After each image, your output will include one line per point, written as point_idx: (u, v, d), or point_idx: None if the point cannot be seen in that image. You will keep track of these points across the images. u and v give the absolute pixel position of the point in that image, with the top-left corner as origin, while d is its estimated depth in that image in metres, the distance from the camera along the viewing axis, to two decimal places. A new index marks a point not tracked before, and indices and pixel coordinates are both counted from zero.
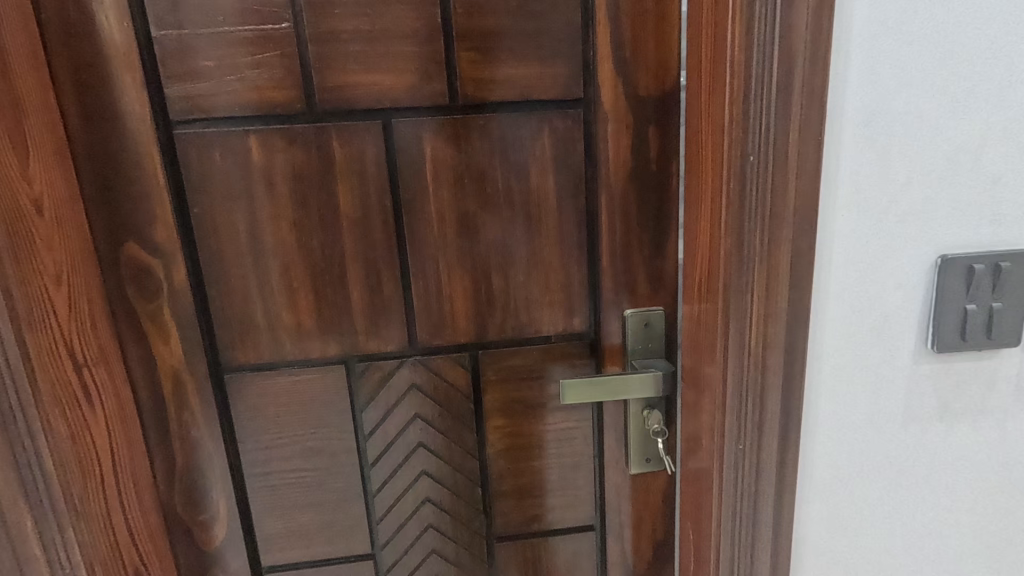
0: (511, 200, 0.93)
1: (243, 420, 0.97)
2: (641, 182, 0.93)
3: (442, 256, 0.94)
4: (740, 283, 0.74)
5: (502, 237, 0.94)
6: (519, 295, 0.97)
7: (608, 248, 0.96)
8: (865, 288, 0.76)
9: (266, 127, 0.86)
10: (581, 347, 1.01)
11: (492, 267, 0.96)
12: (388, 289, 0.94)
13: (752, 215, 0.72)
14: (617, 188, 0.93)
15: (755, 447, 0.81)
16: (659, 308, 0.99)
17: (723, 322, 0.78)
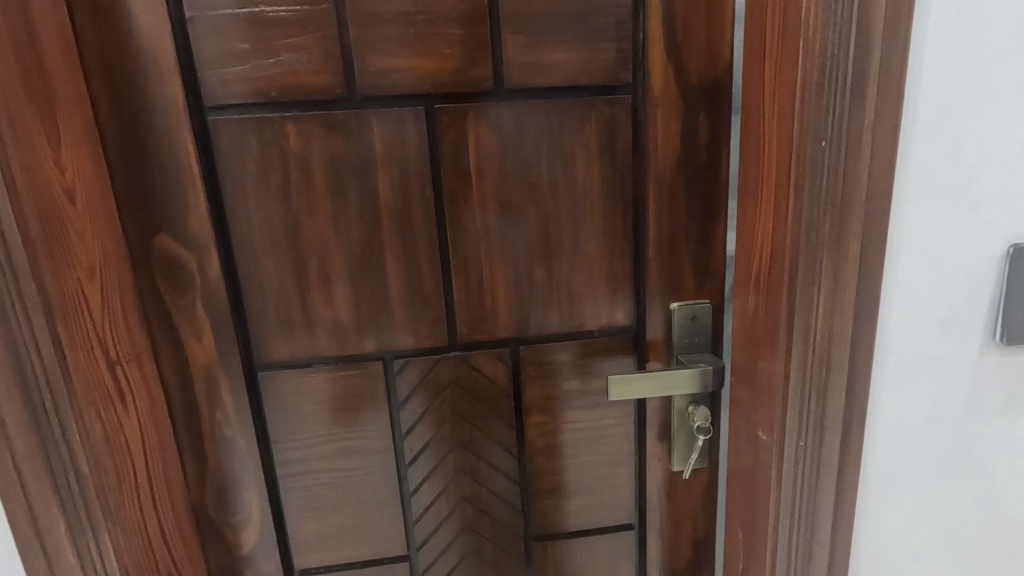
0: (556, 189, 0.90)
1: (276, 419, 0.93)
2: (690, 170, 0.90)
3: (484, 247, 0.91)
4: (806, 273, 0.72)
5: (546, 229, 0.91)
6: (561, 288, 0.94)
7: (655, 239, 0.93)
8: (935, 278, 0.73)
9: (303, 113, 0.82)
10: (625, 341, 0.98)
11: (535, 259, 0.92)
12: (428, 282, 0.91)
13: (820, 203, 0.69)
14: (666, 177, 0.90)
15: (816, 443, 0.78)
16: (706, 300, 0.96)
17: (786, 315, 0.75)
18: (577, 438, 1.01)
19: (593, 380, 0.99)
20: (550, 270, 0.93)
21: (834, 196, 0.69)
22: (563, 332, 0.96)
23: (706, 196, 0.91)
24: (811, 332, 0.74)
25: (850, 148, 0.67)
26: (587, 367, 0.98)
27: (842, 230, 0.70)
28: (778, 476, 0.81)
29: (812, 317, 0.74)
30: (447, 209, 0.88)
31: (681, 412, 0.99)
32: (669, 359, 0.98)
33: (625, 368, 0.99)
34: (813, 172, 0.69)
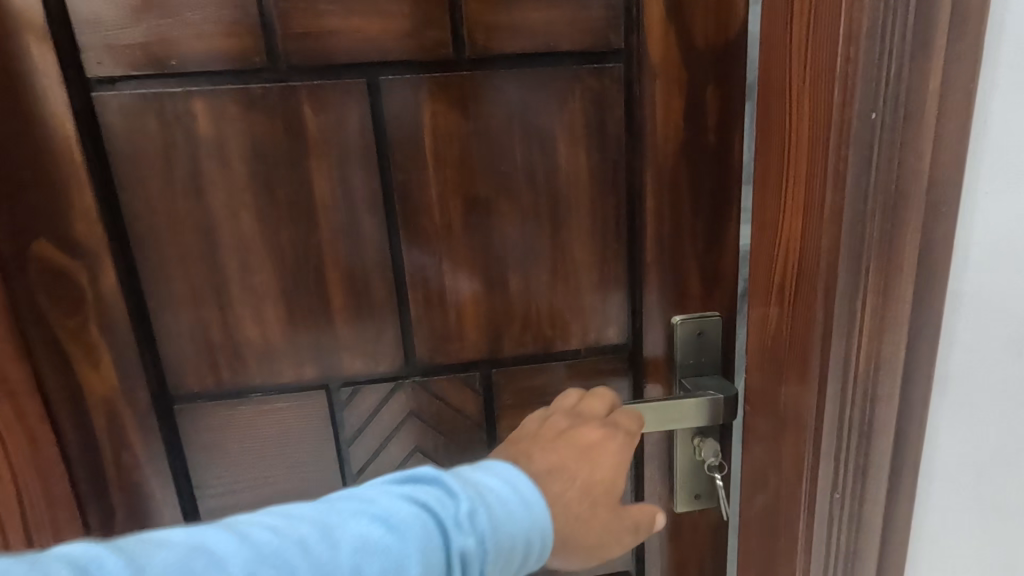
0: (533, 181, 0.74)
1: (199, 460, 0.78)
2: (696, 157, 0.74)
3: (447, 252, 0.75)
4: (846, 285, 0.56)
5: (522, 229, 0.75)
6: (541, 300, 0.78)
7: (654, 240, 0.77)
8: (1015, 289, 0.57)
9: (216, 88, 0.66)
10: (619, 362, 0.82)
11: (509, 266, 0.76)
12: (379, 295, 0.75)
13: (867, 194, 0.54)
14: (666, 165, 0.74)
15: (856, 495, 0.63)
16: (715, 313, 0.80)
17: (821, 338, 0.59)
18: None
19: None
20: (526, 279, 0.77)
21: (884, 186, 0.53)
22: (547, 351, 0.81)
23: (715, 188, 0.75)
24: (852, 359, 0.59)
25: (909, 122, 0.52)
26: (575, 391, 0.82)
27: (894, 229, 0.54)
28: (806, 533, 0.66)
29: (853, 340, 0.58)
30: (400, 206, 0.72)
31: (686, 445, 0.83)
32: (670, 383, 0.82)
33: (620, 394, 0.82)
34: (858, 155, 0.53)
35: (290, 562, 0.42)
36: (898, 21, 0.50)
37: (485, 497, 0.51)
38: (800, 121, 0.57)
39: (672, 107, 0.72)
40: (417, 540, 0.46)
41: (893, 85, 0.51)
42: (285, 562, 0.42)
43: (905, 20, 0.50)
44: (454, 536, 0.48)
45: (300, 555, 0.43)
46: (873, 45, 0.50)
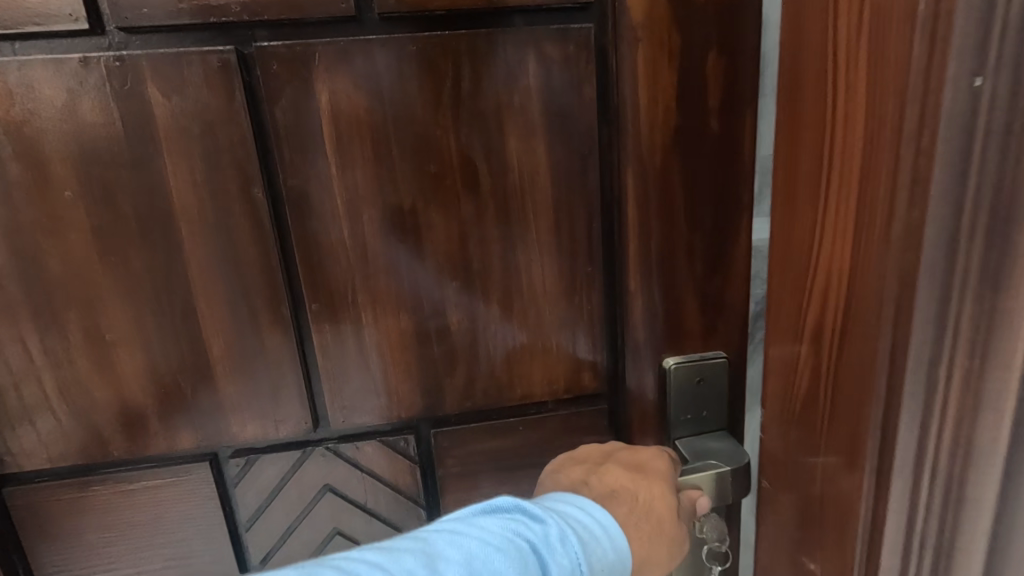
0: (476, 184, 0.55)
1: (46, 556, 0.59)
2: (694, 151, 0.55)
3: (362, 281, 0.56)
4: (919, 347, 0.37)
5: (464, 249, 0.57)
6: (492, 340, 0.60)
7: (638, 261, 0.58)
8: None
9: (19, 59, 0.47)
10: (596, 416, 0.65)
11: (448, 297, 0.58)
12: (273, 339, 0.56)
13: (960, 210, 0.34)
14: (653, 161, 0.55)
15: None
16: (719, 353, 0.62)
17: (879, 413, 0.41)
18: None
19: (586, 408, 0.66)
20: (472, 313, 0.59)
21: (990, 192, 0.33)
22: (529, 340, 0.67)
23: (720, 192, 0.56)
24: (932, 449, 0.39)
25: None
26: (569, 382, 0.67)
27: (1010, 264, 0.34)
28: None
29: (936, 426, 0.38)
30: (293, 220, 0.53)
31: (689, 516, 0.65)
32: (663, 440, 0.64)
33: None
34: (951, 148, 0.34)
35: None
36: None
37: (573, 525, 0.47)
38: (854, 99, 0.39)
39: (661, 82, 0.53)
40: (519, 566, 0.43)
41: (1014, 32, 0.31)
42: None
43: None
44: (551, 562, 0.44)
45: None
46: None
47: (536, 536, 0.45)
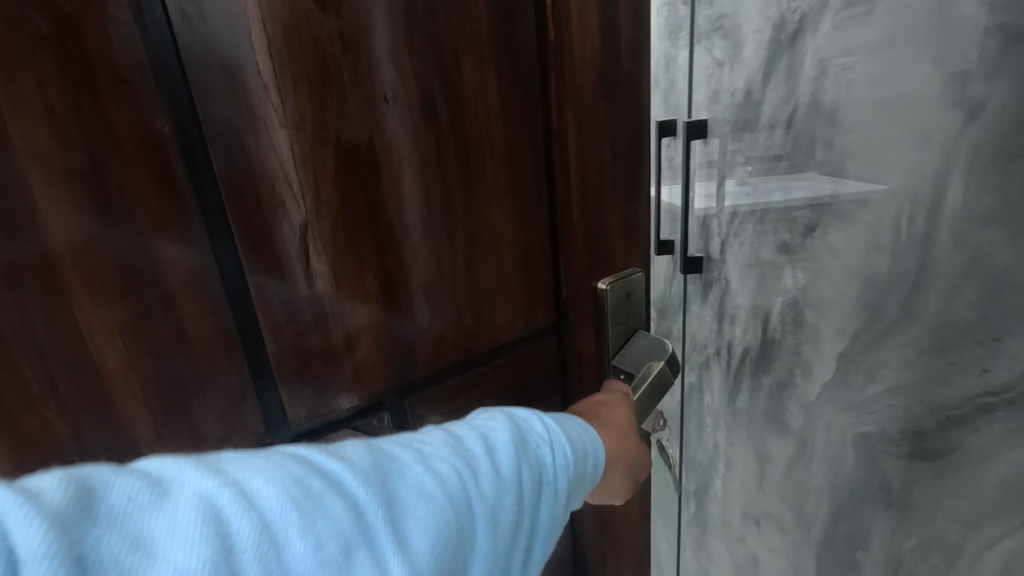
0: (433, 118, 0.48)
1: None
2: (612, 89, 0.57)
3: (312, 241, 0.44)
4: None
5: (425, 195, 0.49)
6: (457, 294, 0.54)
7: (579, 196, 0.58)
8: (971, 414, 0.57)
9: None
10: (548, 355, 0.64)
11: (413, 249, 0.50)
12: (198, 332, 0.41)
13: None
14: (582, 97, 0.55)
15: None
16: (637, 270, 0.66)
17: None
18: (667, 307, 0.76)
19: (676, 286, 0.70)
20: (436, 264, 0.52)
21: None
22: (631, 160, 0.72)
23: (633, 127, 0.59)
24: None
25: None
26: (711, 243, 0.67)
27: None
28: None
29: None
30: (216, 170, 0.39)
31: (816, 511, 0.63)
32: (704, 395, 0.74)
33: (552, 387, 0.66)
34: None
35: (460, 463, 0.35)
36: None
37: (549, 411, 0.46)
38: None
39: (588, 26, 0.54)
40: (526, 433, 0.40)
41: None
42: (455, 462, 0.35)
43: None
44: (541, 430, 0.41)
45: (463, 472, 0.35)
46: None
47: (546, 443, 0.41)
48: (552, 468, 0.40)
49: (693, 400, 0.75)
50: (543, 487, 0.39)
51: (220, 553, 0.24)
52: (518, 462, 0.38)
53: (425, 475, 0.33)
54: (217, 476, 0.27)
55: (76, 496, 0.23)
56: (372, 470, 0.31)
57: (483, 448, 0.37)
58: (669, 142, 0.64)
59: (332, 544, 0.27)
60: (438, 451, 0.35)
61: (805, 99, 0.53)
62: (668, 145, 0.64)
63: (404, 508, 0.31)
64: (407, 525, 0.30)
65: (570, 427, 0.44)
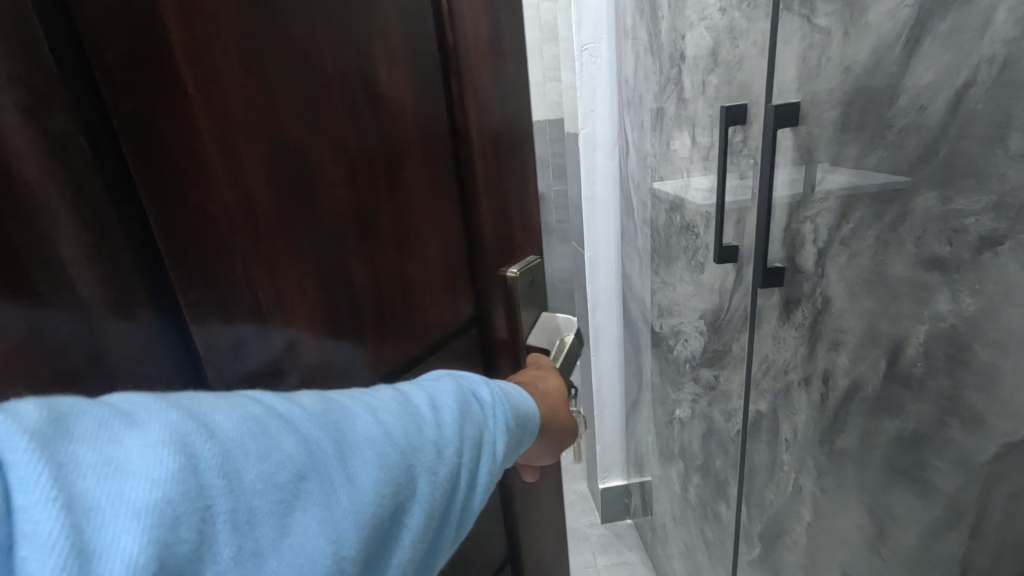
0: (344, 60, 0.22)
1: None
2: (507, 69, 0.31)
3: (242, 271, 0.19)
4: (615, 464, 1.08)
5: (358, 196, 0.23)
6: (391, 332, 0.26)
7: (492, 208, 0.31)
8: (665, 371, 0.75)
9: None
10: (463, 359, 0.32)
11: (353, 278, 0.23)
12: (133, 381, 0.16)
13: (634, 461, 1.04)
14: (482, 84, 0.29)
15: (641, 499, 1.03)
16: (534, 257, 0.36)
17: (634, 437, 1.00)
18: (680, 311, 0.67)
19: (735, 293, 0.52)
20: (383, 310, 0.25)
21: (635, 470, 1.03)
22: (668, 152, 0.64)
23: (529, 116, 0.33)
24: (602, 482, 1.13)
25: (613, 442, 1.06)
26: (801, 252, 0.40)
27: (612, 458, 1.07)
28: (643, 505, 1.01)
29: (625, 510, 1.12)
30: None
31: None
32: (782, 445, 0.47)
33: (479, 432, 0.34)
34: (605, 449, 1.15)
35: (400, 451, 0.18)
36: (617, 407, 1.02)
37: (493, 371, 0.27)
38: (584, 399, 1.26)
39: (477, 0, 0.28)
40: (477, 415, 0.21)
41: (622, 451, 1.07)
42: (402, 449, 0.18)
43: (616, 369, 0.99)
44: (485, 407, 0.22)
45: (407, 428, 0.18)
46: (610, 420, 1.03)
47: (500, 434, 0.22)
48: (498, 437, 0.22)
49: (766, 427, 0.48)
50: (493, 466, 0.21)
51: (188, 480, 0.13)
52: (470, 430, 0.20)
53: (370, 424, 0.18)
54: (185, 416, 0.14)
55: (66, 416, 0.13)
56: (321, 408, 0.17)
57: (433, 395, 0.21)
58: (735, 132, 0.47)
59: (280, 493, 0.15)
60: (393, 399, 0.19)
61: (951, 94, 0.29)
62: (739, 136, 0.47)
63: (348, 461, 0.16)
64: (349, 489, 0.16)
65: (515, 391, 0.24)
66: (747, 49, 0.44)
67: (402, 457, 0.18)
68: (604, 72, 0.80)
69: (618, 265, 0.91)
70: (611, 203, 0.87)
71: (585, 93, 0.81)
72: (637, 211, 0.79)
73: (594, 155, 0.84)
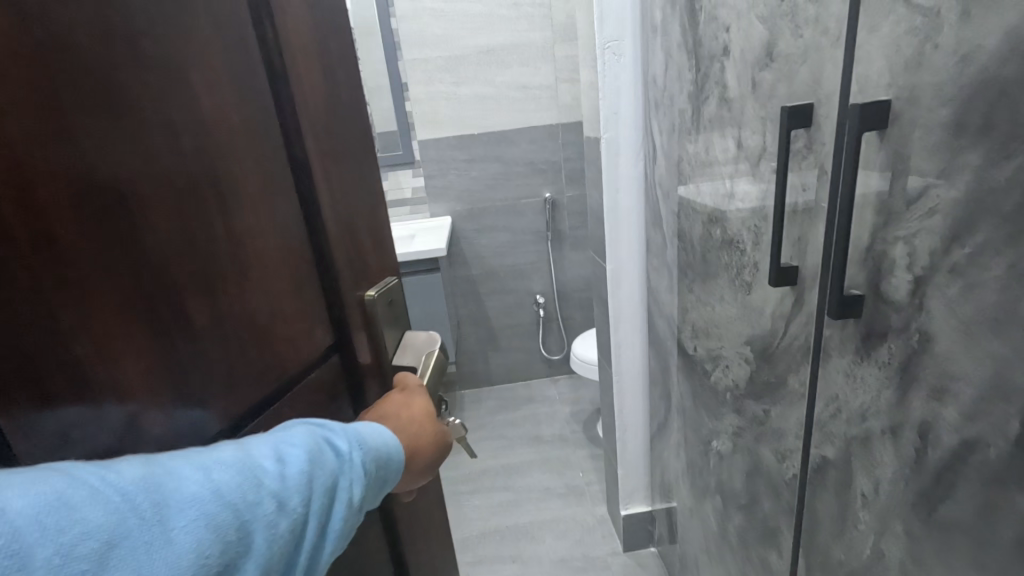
0: (178, 136, 0.24)
1: None
2: (340, 117, 0.36)
3: (82, 340, 0.20)
4: (639, 489, 1.01)
5: (205, 255, 0.25)
6: (239, 372, 0.27)
7: (344, 247, 0.36)
8: (701, 396, 0.68)
9: None
10: (327, 388, 0.35)
11: (194, 322, 0.25)
12: None
13: (658, 486, 0.97)
14: (319, 129, 0.34)
15: (668, 529, 0.95)
16: (392, 281, 0.41)
17: (660, 461, 0.93)
18: (720, 334, 0.60)
19: (793, 319, 0.45)
20: (229, 347, 0.27)
21: (661, 496, 0.96)
22: (707, 157, 0.58)
23: (362, 155, 0.39)
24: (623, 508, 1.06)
25: (637, 466, 0.99)
26: (891, 279, 0.34)
27: (634, 482, 1.00)
28: (671, 536, 0.93)
29: (649, 537, 1.05)
30: None
31: None
32: (856, 502, 0.40)
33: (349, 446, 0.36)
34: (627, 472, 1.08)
35: (231, 507, 0.20)
36: (639, 429, 0.96)
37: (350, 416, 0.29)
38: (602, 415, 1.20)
39: (307, 52, 0.33)
40: (322, 462, 0.24)
41: (646, 475, 1.00)
42: (233, 503, 0.20)
43: (640, 389, 0.93)
44: (331, 453, 0.25)
45: (241, 484, 0.21)
46: (633, 443, 0.97)
47: (343, 477, 0.24)
48: (343, 482, 0.24)
49: (838, 477, 0.42)
50: (333, 511, 0.24)
51: None
52: (312, 477, 0.23)
53: (196, 483, 0.19)
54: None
55: None
56: (147, 472, 0.19)
57: (279, 448, 0.23)
58: (799, 135, 0.41)
59: (88, 561, 0.16)
60: (229, 455, 0.21)
61: None
62: (803, 139, 0.41)
63: (171, 523, 0.18)
64: (169, 549, 0.18)
65: (369, 433, 0.28)
66: (815, 38, 0.38)
67: (232, 511, 0.20)
68: (629, 70, 0.74)
69: (644, 277, 0.85)
70: (636, 212, 0.81)
71: (609, 94, 0.75)
72: (667, 222, 0.73)
73: (617, 160, 0.78)
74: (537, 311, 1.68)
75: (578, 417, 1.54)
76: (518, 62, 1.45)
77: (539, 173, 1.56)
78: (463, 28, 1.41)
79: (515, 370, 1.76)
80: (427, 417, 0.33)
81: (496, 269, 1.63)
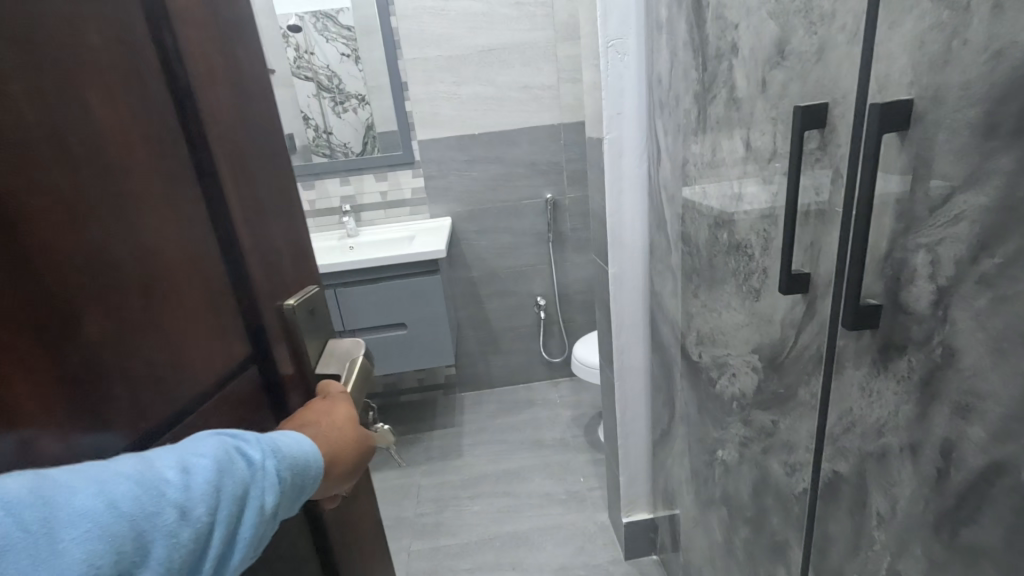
0: (66, 131, 0.22)
1: None
2: (251, 116, 0.34)
3: None
4: (641, 496, 0.99)
5: (104, 261, 0.23)
6: (145, 391, 0.25)
7: (259, 249, 0.34)
8: (706, 404, 0.66)
9: None
10: (248, 402, 0.33)
11: (93, 332, 0.23)
12: None
13: (660, 494, 0.95)
14: (226, 129, 0.32)
15: (670, 537, 0.94)
16: (314, 288, 0.40)
17: (663, 468, 0.91)
18: (726, 341, 0.58)
19: (803, 327, 0.44)
20: (132, 365, 0.24)
21: (664, 503, 0.94)
22: (714, 159, 0.56)
23: (276, 156, 0.37)
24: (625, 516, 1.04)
25: (639, 472, 0.97)
26: (911, 290, 0.32)
27: (636, 489, 0.99)
28: (674, 545, 0.92)
29: (651, 545, 1.03)
30: None
31: None
32: (871, 521, 0.38)
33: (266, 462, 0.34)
34: None
35: (130, 517, 0.19)
36: (641, 435, 0.94)
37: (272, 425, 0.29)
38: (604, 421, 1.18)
39: (209, 47, 0.30)
40: (236, 471, 0.23)
41: (649, 483, 0.98)
42: (134, 513, 0.19)
43: (643, 395, 0.91)
44: (247, 460, 0.24)
45: (139, 495, 0.20)
46: (635, 450, 0.95)
47: (257, 483, 0.24)
48: (261, 489, 0.24)
49: (852, 495, 0.40)
50: (249, 518, 0.23)
51: None
52: (225, 486, 0.23)
53: (92, 495, 0.18)
54: None
55: None
56: (36, 484, 0.18)
57: (184, 458, 0.22)
58: (812, 137, 0.39)
59: None
60: (131, 466, 0.20)
61: None
62: (816, 141, 0.39)
63: (60, 537, 0.17)
64: (55, 564, 0.17)
65: (292, 440, 0.27)
66: (831, 35, 0.36)
67: (129, 522, 0.19)
68: (634, 70, 0.72)
69: (648, 280, 0.83)
70: (639, 214, 0.79)
71: (612, 94, 0.73)
72: (671, 225, 0.71)
73: (621, 161, 0.76)
74: (538, 313, 1.66)
75: (579, 421, 1.52)
76: (520, 62, 1.43)
77: (541, 174, 1.54)
78: (464, 27, 1.39)
79: (517, 373, 1.74)
80: (352, 422, 0.33)
81: (497, 271, 1.61)
